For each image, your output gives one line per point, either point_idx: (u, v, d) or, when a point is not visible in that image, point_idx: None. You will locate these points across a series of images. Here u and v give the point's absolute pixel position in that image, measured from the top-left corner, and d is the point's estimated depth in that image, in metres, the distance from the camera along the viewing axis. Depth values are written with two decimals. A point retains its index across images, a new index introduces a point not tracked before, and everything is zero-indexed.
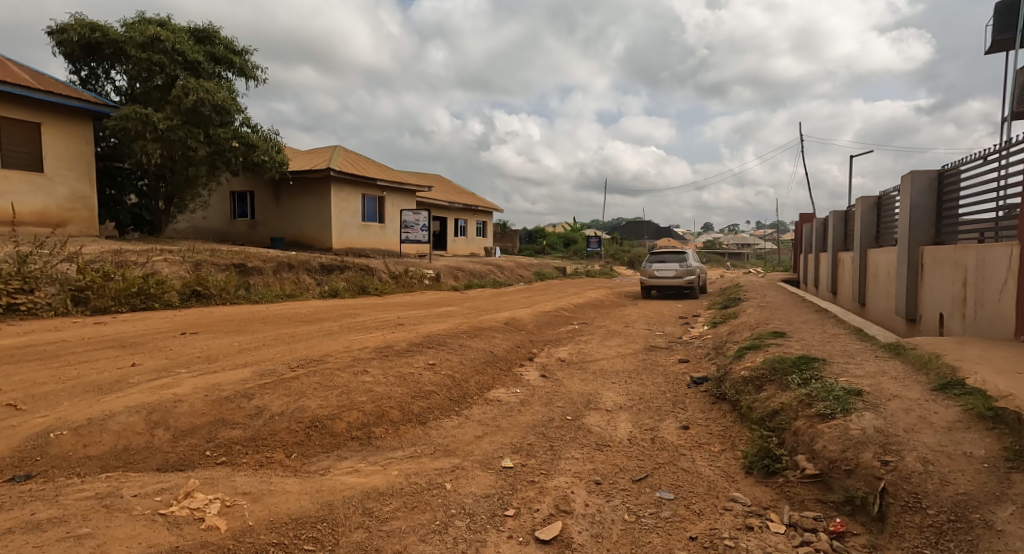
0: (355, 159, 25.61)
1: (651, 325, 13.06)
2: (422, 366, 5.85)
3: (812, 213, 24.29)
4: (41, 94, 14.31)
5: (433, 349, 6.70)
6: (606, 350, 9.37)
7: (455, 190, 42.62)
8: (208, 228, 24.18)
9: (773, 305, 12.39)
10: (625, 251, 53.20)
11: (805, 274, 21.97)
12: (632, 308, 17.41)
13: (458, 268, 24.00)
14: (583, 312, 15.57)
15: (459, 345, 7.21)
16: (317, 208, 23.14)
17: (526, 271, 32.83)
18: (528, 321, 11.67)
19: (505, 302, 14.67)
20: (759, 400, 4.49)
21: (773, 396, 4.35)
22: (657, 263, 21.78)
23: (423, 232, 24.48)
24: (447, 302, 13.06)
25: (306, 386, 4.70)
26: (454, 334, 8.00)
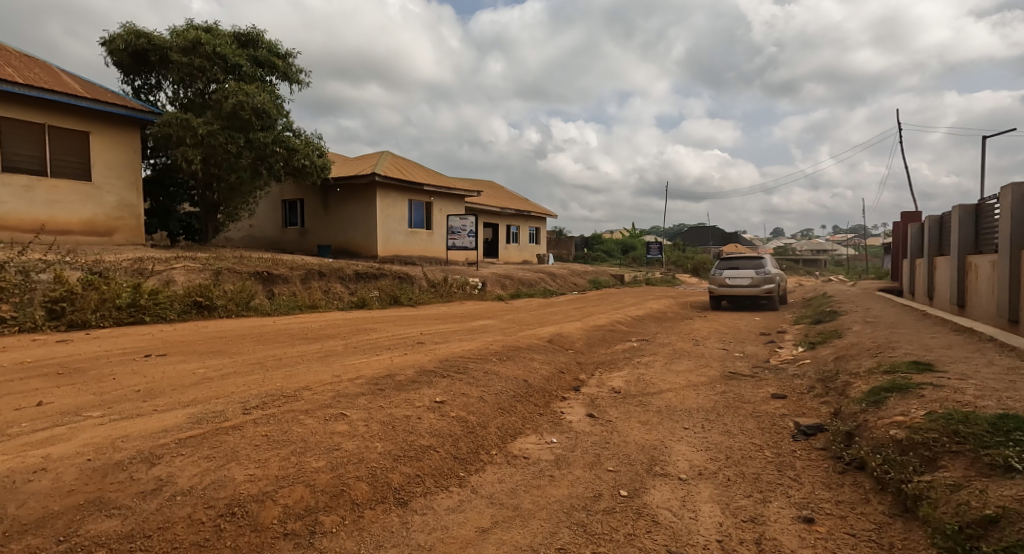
0: (403, 164, 24.81)
1: (723, 343, 11.17)
2: (424, 406, 4.35)
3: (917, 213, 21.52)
4: (88, 102, 12.57)
5: (450, 379, 5.24)
6: (672, 378, 7.63)
7: (508, 195, 41.42)
8: (261, 237, 23.61)
9: (878, 323, 10.30)
10: (688, 257, 50.60)
11: (910, 284, 19.10)
12: (700, 322, 15.43)
13: (508, 277, 22.74)
14: (643, 325, 13.78)
15: (488, 375, 5.68)
16: (363, 214, 22.33)
17: (581, 279, 31.34)
18: (579, 338, 10.06)
19: (555, 314, 13.13)
20: (950, 497, 2.99)
21: (989, 490, 2.90)
22: (729, 271, 19.64)
23: (471, 238, 23.68)
24: (490, 315, 11.59)
25: (242, 442, 3.19)
26: (479, 354, 6.57)
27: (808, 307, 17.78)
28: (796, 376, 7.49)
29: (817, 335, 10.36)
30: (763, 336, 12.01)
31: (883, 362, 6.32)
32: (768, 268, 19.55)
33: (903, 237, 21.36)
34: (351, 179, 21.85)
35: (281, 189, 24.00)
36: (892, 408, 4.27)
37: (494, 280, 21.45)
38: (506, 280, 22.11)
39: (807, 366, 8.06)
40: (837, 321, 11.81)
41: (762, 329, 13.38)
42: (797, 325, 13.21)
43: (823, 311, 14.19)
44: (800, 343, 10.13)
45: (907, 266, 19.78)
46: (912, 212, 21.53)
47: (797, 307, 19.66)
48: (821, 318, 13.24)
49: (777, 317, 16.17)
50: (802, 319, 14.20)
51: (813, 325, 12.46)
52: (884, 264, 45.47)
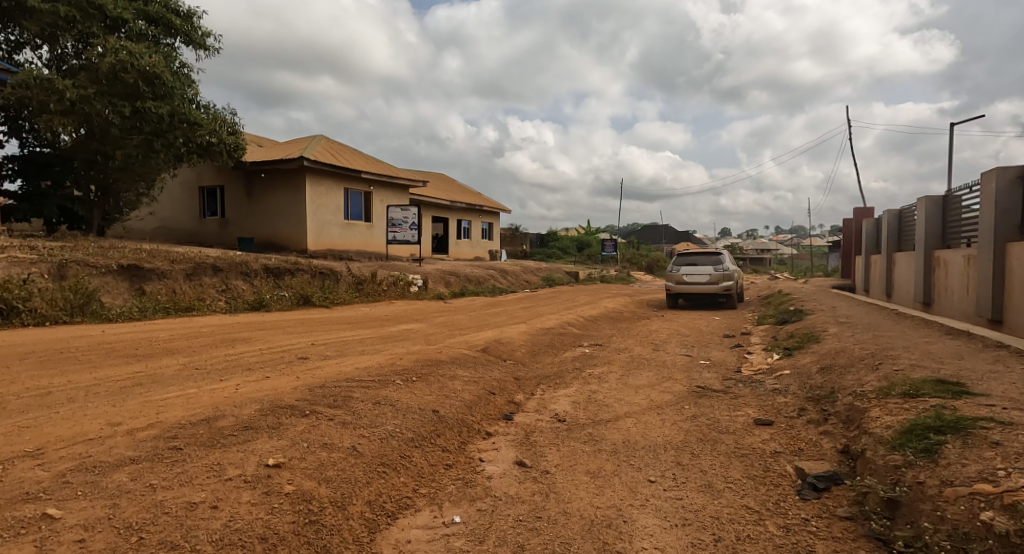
0: (339, 148, 23.04)
1: (685, 348, 9.85)
2: (229, 477, 2.68)
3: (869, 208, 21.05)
4: None
5: (313, 420, 3.56)
6: (629, 397, 6.17)
7: (458, 188, 39.69)
8: (177, 229, 21.91)
9: (854, 323, 9.19)
10: (641, 255, 50.12)
11: (865, 280, 18.49)
12: (658, 322, 14.18)
13: (453, 273, 21.11)
14: (595, 326, 12.36)
15: (374, 412, 4.00)
16: (293, 204, 20.76)
17: (533, 276, 29.99)
18: (519, 343, 8.52)
19: (494, 314, 11.51)
20: None
21: None
22: (686, 267, 18.53)
23: (413, 231, 21.91)
24: (418, 316, 9.94)
25: None
26: (369, 375, 4.85)
27: (768, 306, 16.86)
28: (777, 394, 6.18)
29: (789, 338, 9.15)
30: (728, 339, 10.78)
31: (892, 380, 5.00)
32: (726, 264, 18.54)
33: (857, 233, 20.82)
34: (278, 164, 20.27)
35: (198, 174, 22.06)
36: (960, 468, 2.89)
37: (437, 277, 19.78)
38: (451, 276, 20.49)
39: (787, 378, 6.77)
40: (806, 322, 10.70)
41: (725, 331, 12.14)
42: (762, 326, 12.10)
43: (789, 310, 13.15)
44: (767, 349, 8.93)
45: (861, 262, 19.25)
46: (866, 208, 20.98)
47: (756, 305, 18.76)
48: (786, 317, 12.16)
49: (738, 317, 15.12)
50: (767, 318, 13.12)
51: (781, 325, 11.32)
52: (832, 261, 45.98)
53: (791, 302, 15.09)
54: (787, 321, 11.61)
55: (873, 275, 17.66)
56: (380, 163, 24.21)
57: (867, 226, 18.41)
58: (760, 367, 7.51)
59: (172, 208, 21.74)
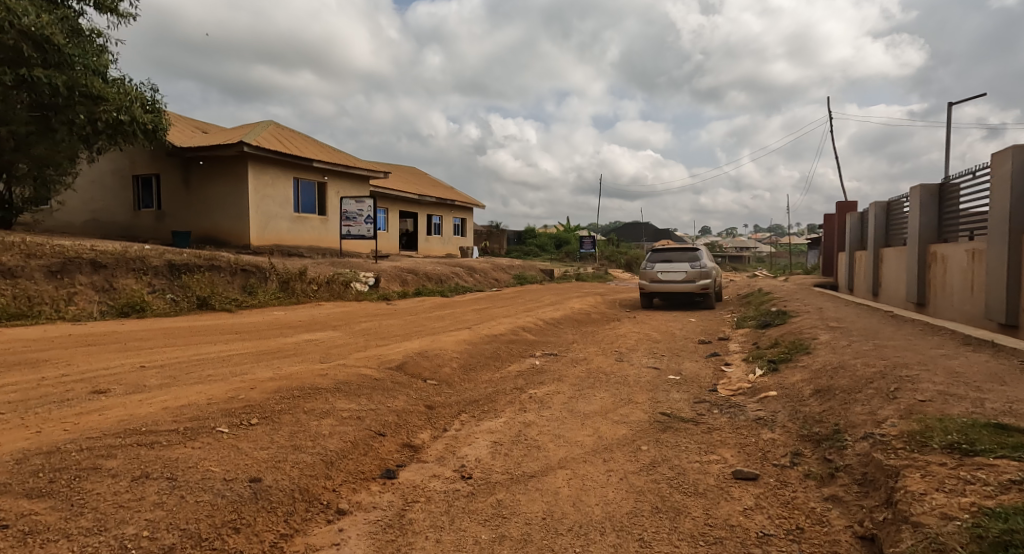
0: (289, 135, 21.42)
1: (653, 357, 8.47)
2: None
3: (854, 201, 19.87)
4: None
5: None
6: (569, 434, 4.73)
7: (429, 183, 38.07)
8: (110, 222, 20.85)
9: (847, 327, 7.86)
10: (620, 252, 48.86)
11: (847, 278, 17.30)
12: (627, 325, 12.87)
13: (411, 271, 19.54)
14: (555, 330, 10.98)
15: (114, 504, 2.53)
16: (235, 195, 19.42)
17: (504, 274, 28.51)
18: (449, 354, 7.05)
19: (433, 318, 10.06)
20: None
21: None
22: (661, 264, 17.22)
23: (368, 225, 20.24)
24: (338, 322, 8.45)
25: None
26: (163, 422, 3.30)
27: (747, 307, 15.65)
28: (761, 427, 4.76)
29: (773, 347, 7.80)
30: (705, 346, 9.41)
31: (917, 416, 3.60)
32: (704, 260, 17.24)
33: (840, 228, 19.66)
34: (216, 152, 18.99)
35: (132, 163, 21.02)
36: None
37: (392, 274, 18.19)
38: (408, 273, 18.92)
39: (773, 401, 5.36)
40: (790, 325, 9.39)
41: (702, 335, 10.83)
42: (741, 330, 10.81)
43: (769, 311, 11.92)
44: (746, 360, 7.58)
45: (843, 259, 18.14)
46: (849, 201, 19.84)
47: (735, 305, 17.54)
48: (769, 319, 10.87)
49: (715, 318, 13.89)
50: (746, 320, 11.84)
51: (763, 330, 10.02)
52: (812, 259, 45.36)
53: (772, 302, 13.88)
54: (769, 324, 10.31)
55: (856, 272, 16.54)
56: (334, 153, 22.55)
57: (850, 220, 17.25)
58: (739, 386, 6.10)
59: (105, 199, 20.68)
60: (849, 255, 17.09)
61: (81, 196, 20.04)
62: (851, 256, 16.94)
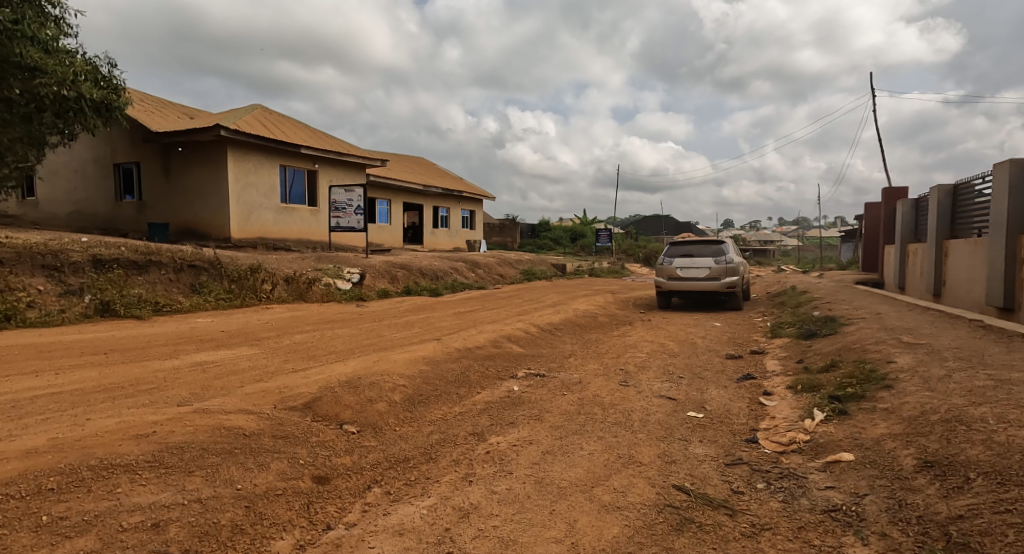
0: (277, 120, 19.81)
1: (668, 380, 6.63)
2: None
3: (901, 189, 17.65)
4: None
5: None
6: (525, 542, 2.92)
7: (437, 174, 36.42)
8: (92, 213, 20.00)
9: (928, 344, 5.92)
10: (639, 246, 46.72)
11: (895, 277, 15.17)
12: (640, 332, 11.03)
13: (404, 266, 17.80)
14: (552, 340, 9.18)
15: None
16: (213, 183, 17.71)
17: (512, 270, 26.76)
18: (394, 382, 5.29)
19: (400, 325, 8.32)
20: None
21: None
22: (680, 259, 15.31)
23: (358, 216, 18.53)
24: (272, 333, 6.75)
25: None
26: None
27: (779, 309, 13.67)
28: (842, 531, 2.88)
29: (829, 371, 5.90)
30: (734, 365, 7.54)
31: None
32: (730, 255, 15.24)
33: (886, 219, 17.51)
34: (193, 136, 17.28)
35: (112, 151, 19.57)
36: None
37: (381, 270, 16.47)
38: (399, 269, 17.17)
39: (850, 473, 3.49)
40: (843, 338, 7.45)
41: (730, 347, 8.94)
42: (778, 341, 8.89)
43: (810, 317, 9.97)
44: (792, 389, 5.70)
45: (890, 254, 16.07)
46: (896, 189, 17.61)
47: (764, 307, 15.53)
48: (812, 328, 8.92)
49: (743, 324, 11.96)
50: (784, 328, 9.90)
51: (807, 343, 8.10)
52: (843, 253, 42.79)
53: (811, 305, 11.89)
54: (813, 336, 8.39)
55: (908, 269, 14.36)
56: (326, 139, 20.91)
57: (902, 208, 15.06)
58: (790, 436, 4.23)
59: (87, 189, 19.94)
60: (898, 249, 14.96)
61: (64, 187, 19.78)
62: (901, 250, 14.81)
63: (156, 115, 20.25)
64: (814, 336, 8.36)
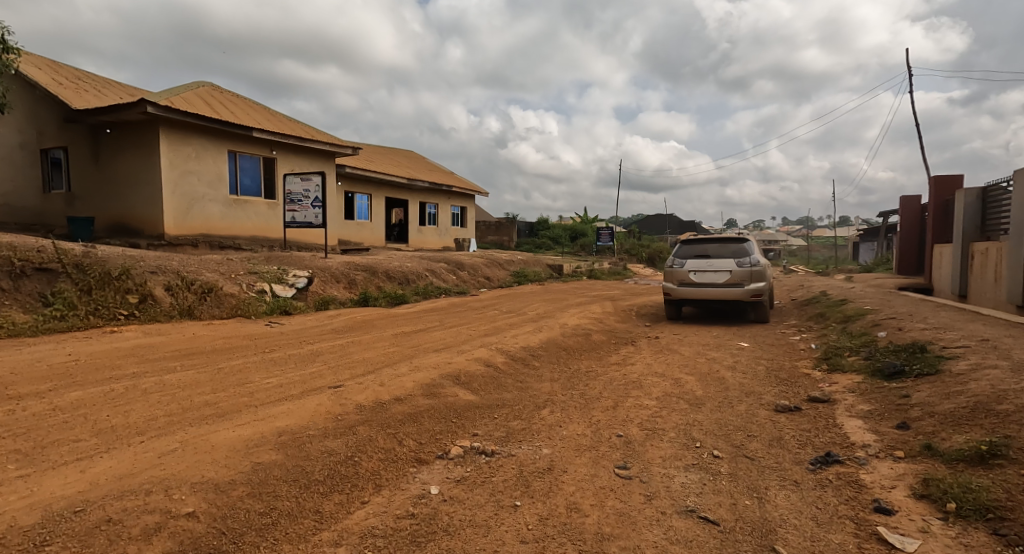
0: (229, 100, 17.01)
1: (699, 467, 4.07)
2: None
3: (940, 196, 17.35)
4: None
5: None
6: None
7: (425, 168, 34.02)
8: (19, 208, 16.44)
9: None
10: (641, 245, 44.23)
11: (983, 284, 13.25)
12: (647, 360, 8.44)
13: (366, 268, 15.25)
14: (525, 378, 6.59)
15: None
16: (146, 171, 14.55)
17: (501, 272, 24.36)
18: (165, 504, 2.80)
19: (302, 357, 5.68)
20: None
21: None
22: (694, 261, 12.82)
23: (315, 209, 15.70)
24: (51, 384, 4.01)
25: None
26: None
27: (820, 329, 11.08)
28: None
29: (995, 476, 3.34)
30: (795, 431, 4.94)
31: None
32: (755, 256, 12.67)
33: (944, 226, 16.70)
34: (118, 114, 14.03)
35: (39, 134, 16.46)
36: None
37: (336, 274, 13.84)
38: (360, 272, 14.60)
39: None
40: (961, 392, 4.92)
41: (774, 393, 6.35)
42: (845, 387, 6.33)
43: (877, 349, 7.41)
44: (939, 512, 3.16)
45: (948, 252, 15.73)
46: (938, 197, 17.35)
47: (795, 321, 12.95)
48: (893, 370, 6.36)
49: (780, 348, 9.40)
50: (844, 364, 7.34)
51: (896, 393, 5.54)
52: (863, 257, 40.19)
53: (867, 329, 9.32)
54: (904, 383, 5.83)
55: (980, 273, 13.72)
56: (288, 123, 18.20)
57: (966, 201, 14.70)
58: None
59: (14, 179, 16.31)
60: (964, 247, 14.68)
61: None
62: (969, 249, 14.49)
63: (92, 91, 17.13)
64: (902, 383, 5.80)
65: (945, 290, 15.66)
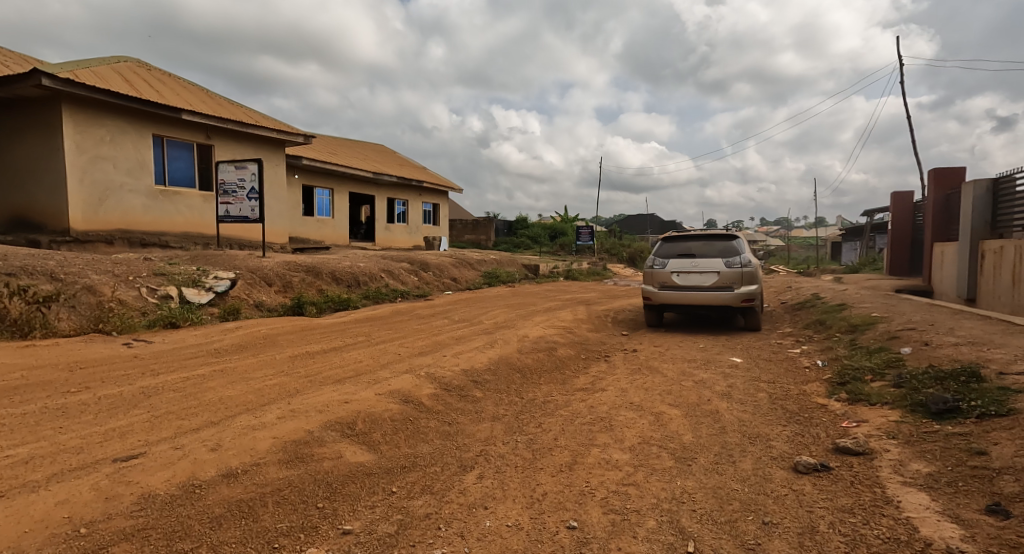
0: (158, 78, 15.05)
1: None
2: None
3: (940, 192, 16.13)
4: None
5: None
6: None
7: (395, 163, 32.24)
8: None
9: None
10: (622, 244, 42.89)
11: (1002, 288, 11.93)
12: (623, 386, 6.81)
13: (309, 270, 13.48)
14: (458, 420, 4.91)
15: None
16: (49, 155, 12.55)
17: (471, 273, 22.72)
18: None
19: (122, 401, 3.93)
20: None
21: None
22: (677, 261, 11.29)
23: (250, 201, 13.82)
24: None
25: None
26: None
27: (822, 342, 9.59)
28: None
29: None
30: (837, 523, 3.31)
31: None
32: (746, 255, 11.17)
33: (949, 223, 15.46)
34: (12, 90, 12.04)
35: None
36: None
37: (270, 275, 12.06)
38: (299, 274, 12.83)
39: None
40: None
41: (788, 441, 4.76)
42: (881, 433, 4.76)
43: (909, 375, 5.90)
44: None
45: (952, 252, 14.50)
46: (938, 193, 16.13)
47: (790, 329, 11.50)
48: (943, 410, 4.82)
49: (780, 367, 7.90)
50: (869, 396, 5.81)
51: (967, 451, 3.96)
52: (845, 257, 39.30)
53: (882, 345, 7.82)
54: (969, 436, 4.27)
55: (994, 273, 12.38)
56: (227, 106, 16.23)
57: (975, 193, 13.38)
58: None
59: None
60: (973, 245, 13.34)
61: None
62: (979, 246, 13.16)
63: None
64: (966, 436, 4.27)
65: (949, 294, 14.40)
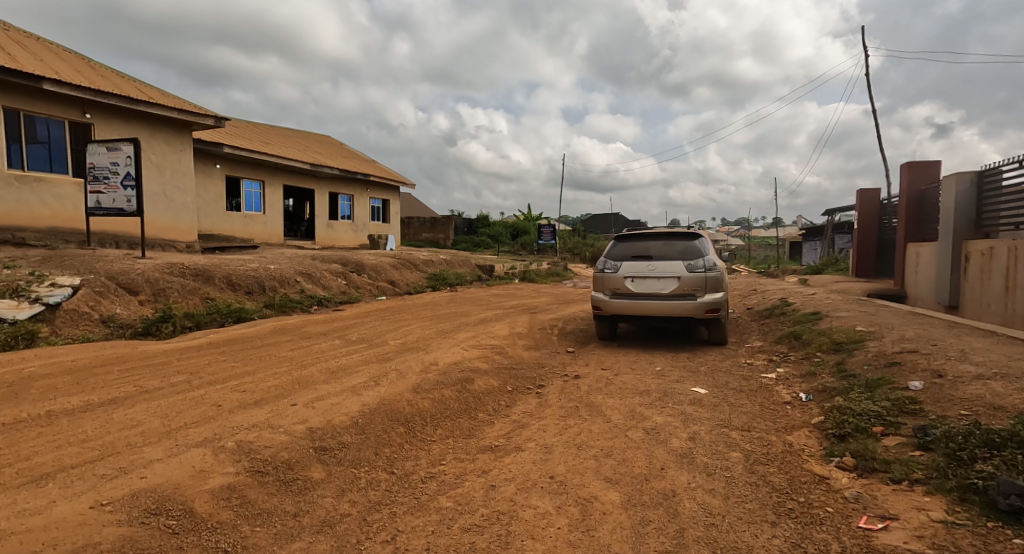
0: (19, 44, 12.61)
1: None
2: None
3: (916, 187, 14.77)
4: None
5: None
6: None
7: (339, 155, 29.88)
8: None
9: None
10: (586, 244, 41.26)
11: (992, 295, 10.54)
12: (548, 443, 4.94)
13: (197, 273, 11.28)
14: (247, 543, 2.98)
15: None
16: None
17: (413, 274, 20.62)
18: None
19: None
20: None
21: None
22: (631, 264, 9.54)
23: (126, 190, 11.54)
24: None
25: None
26: None
27: (801, 364, 7.90)
28: None
29: None
30: None
31: None
32: (711, 257, 9.48)
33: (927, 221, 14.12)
34: None
35: None
36: None
37: (139, 281, 9.89)
38: (182, 279, 10.66)
39: None
40: None
41: None
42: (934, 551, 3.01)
43: (939, 434, 4.15)
44: None
45: (930, 253, 13.16)
46: (914, 188, 14.77)
47: (761, 344, 9.85)
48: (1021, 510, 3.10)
49: (755, 404, 6.18)
50: (887, 465, 4.02)
51: None
52: (806, 258, 38.34)
53: (881, 374, 6.12)
54: None
55: (981, 277, 11.00)
56: (111, 80, 13.85)
57: (958, 188, 11.96)
58: None
59: None
60: (954, 245, 11.93)
61: None
62: (962, 247, 11.81)
63: None
64: None
65: (928, 300, 13.05)
